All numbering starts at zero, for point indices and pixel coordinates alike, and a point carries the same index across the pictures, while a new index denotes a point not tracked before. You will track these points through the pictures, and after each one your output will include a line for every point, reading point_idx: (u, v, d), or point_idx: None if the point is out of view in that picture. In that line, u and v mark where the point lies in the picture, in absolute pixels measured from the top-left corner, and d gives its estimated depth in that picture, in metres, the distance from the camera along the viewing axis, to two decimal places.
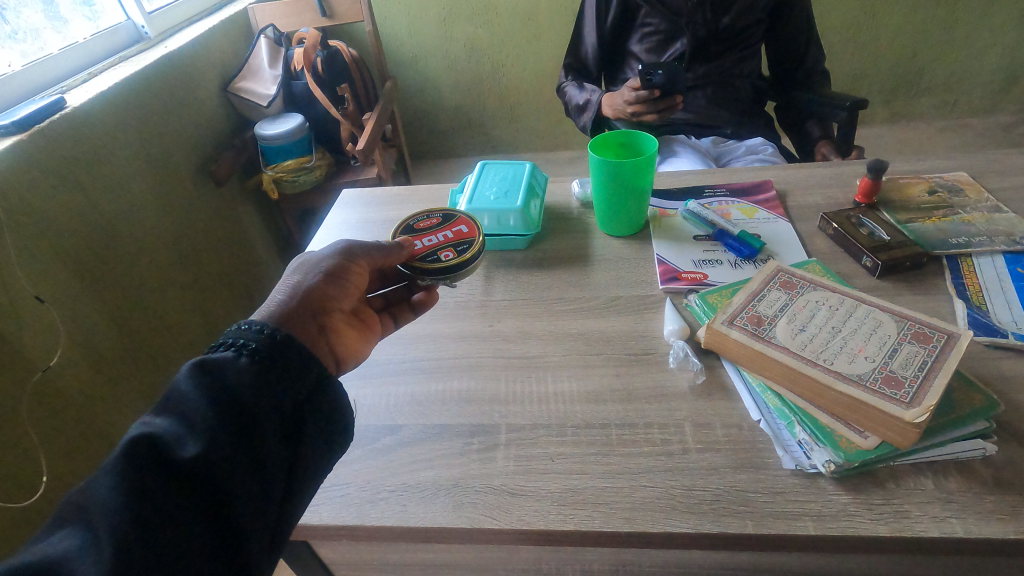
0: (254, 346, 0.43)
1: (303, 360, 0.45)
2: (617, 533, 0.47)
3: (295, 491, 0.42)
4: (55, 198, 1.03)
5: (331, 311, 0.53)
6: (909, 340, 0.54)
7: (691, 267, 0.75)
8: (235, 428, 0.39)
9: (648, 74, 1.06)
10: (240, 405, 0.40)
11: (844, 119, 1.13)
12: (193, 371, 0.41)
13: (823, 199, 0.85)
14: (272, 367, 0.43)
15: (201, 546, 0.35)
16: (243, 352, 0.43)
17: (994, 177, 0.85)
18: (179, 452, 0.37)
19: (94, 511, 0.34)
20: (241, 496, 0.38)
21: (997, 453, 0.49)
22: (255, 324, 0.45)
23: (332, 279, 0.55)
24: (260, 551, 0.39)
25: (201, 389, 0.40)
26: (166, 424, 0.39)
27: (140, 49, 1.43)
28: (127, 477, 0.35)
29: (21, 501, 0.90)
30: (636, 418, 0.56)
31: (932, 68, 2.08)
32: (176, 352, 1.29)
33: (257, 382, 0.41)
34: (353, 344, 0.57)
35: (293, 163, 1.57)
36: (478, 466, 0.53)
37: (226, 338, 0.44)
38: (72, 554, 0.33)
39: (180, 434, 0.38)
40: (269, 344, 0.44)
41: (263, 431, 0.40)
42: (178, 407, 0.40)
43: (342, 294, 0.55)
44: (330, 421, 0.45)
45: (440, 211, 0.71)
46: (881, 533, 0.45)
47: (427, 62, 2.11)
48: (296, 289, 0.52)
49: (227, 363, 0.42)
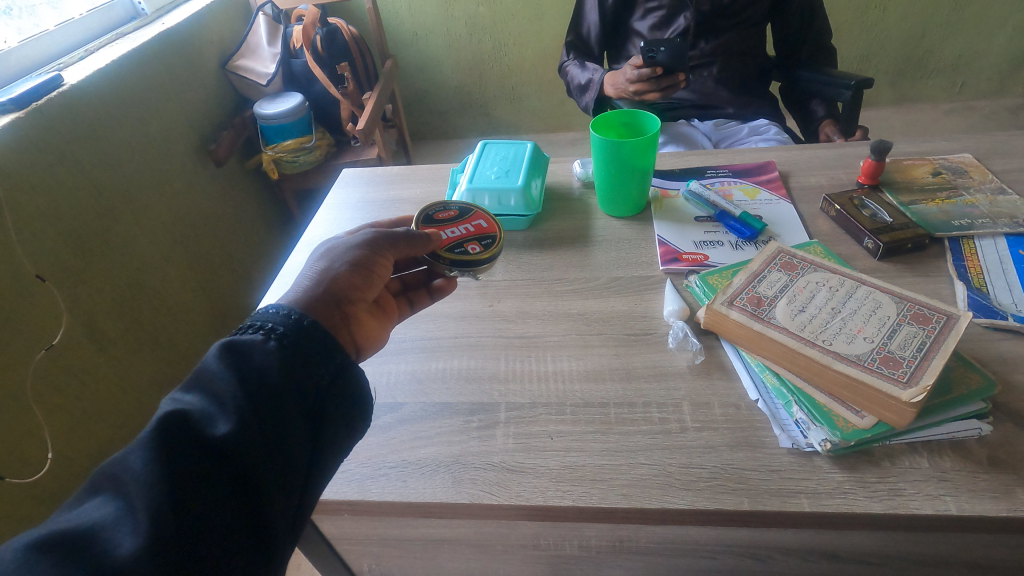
0: (282, 331, 0.43)
1: (326, 351, 0.44)
2: (614, 509, 0.48)
3: (318, 470, 0.42)
4: (55, 177, 1.02)
5: (356, 300, 0.53)
6: (908, 321, 0.54)
7: (692, 248, 0.74)
8: (263, 409, 0.40)
9: (650, 51, 1.04)
10: (269, 387, 0.40)
11: (849, 99, 1.12)
12: (222, 352, 0.42)
13: (826, 181, 0.84)
14: (300, 355, 0.43)
15: (226, 518, 0.36)
16: (272, 336, 0.43)
17: (1000, 159, 0.85)
18: (212, 430, 0.38)
19: (127, 481, 0.35)
20: (267, 472, 0.38)
21: (993, 432, 0.50)
22: (282, 308, 0.46)
23: (360, 270, 0.54)
24: (283, 528, 0.39)
25: (232, 370, 0.41)
26: (198, 401, 0.39)
27: (137, 25, 1.41)
28: (159, 449, 0.36)
29: (28, 476, 0.91)
30: (635, 397, 0.56)
31: (940, 49, 2.04)
32: (178, 331, 1.29)
33: (286, 370, 0.41)
34: (371, 331, 0.57)
35: (293, 142, 1.57)
36: (478, 443, 0.54)
37: (253, 321, 0.45)
38: (109, 522, 0.33)
39: (210, 412, 0.39)
40: (298, 329, 0.44)
41: (289, 412, 0.40)
42: (210, 385, 0.40)
43: (365, 284, 0.54)
44: (351, 405, 0.45)
45: (457, 203, 0.69)
46: (875, 510, 0.45)
47: (428, 40, 2.08)
48: (323, 276, 0.52)
49: (255, 347, 0.42)
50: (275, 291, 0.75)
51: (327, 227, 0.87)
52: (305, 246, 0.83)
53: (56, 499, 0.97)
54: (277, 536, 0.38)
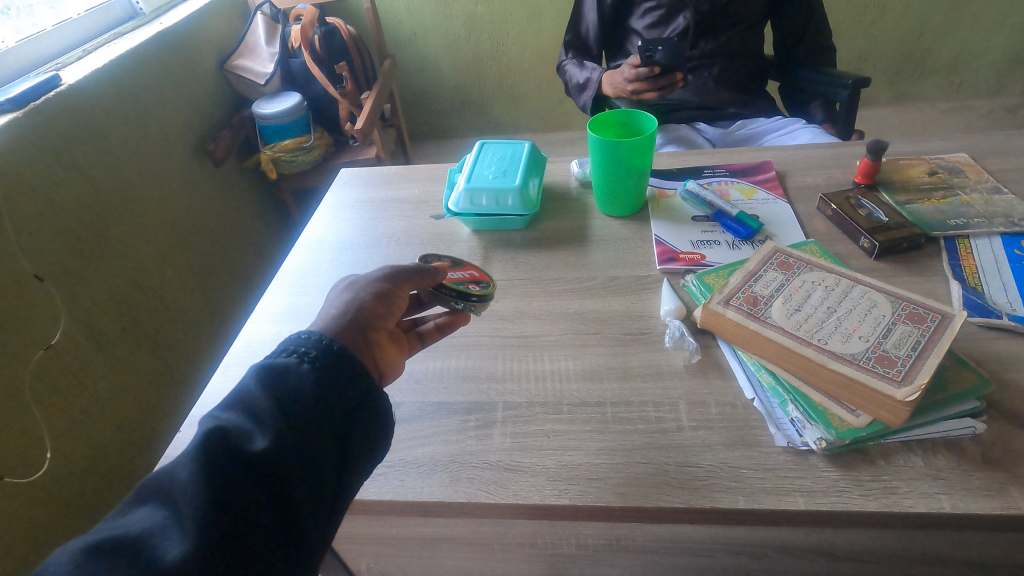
0: (316, 354, 0.44)
1: (356, 370, 0.45)
2: (610, 508, 0.48)
3: (348, 490, 0.42)
4: (53, 177, 1.02)
5: (376, 327, 0.50)
6: (903, 320, 0.55)
7: (689, 248, 0.75)
8: (299, 427, 0.40)
9: (648, 50, 1.04)
10: (305, 405, 0.41)
11: (846, 99, 1.13)
12: (259, 372, 0.42)
13: (823, 180, 0.84)
14: (334, 375, 0.43)
15: (268, 531, 0.36)
16: (306, 359, 0.43)
17: (996, 158, 0.85)
18: (252, 443, 0.38)
19: (173, 492, 0.35)
20: (303, 489, 0.38)
21: (987, 431, 0.50)
22: (313, 334, 0.46)
23: (382, 299, 0.52)
24: (313, 547, 0.38)
25: (270, 390, 0.41)
26: (237, 417, 0.40)
27: (135, 25, 1.41)
28: (205, 460, 0.36)
29: (27, 475, 0.92)
30: (632, 396, 0.57)
31: (939, 48, 2.05)
32: (177, 331, 1.30)
33: (320, 389, 0.42)
34: (387, 365, 0.52)
35: (292, 142, 1.57)
36: (475, 442, 0.54)
37: (285, 345, 0.45)
38: (156, 530, 0.34)
39: (248, 428, 0.39)
40: (335, 355, 0.44)
41: (323, 431, 0.41)
42: (248, 402, 0.41)
43: (385, 313, 0.52)
44: (378, 427, 0.45)
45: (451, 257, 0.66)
46: (869, 509, 0.46)
47: (426, 39, 2.08)
48: (348, 304, 0.50)
49: (291, 368, 0.43)
50: (273, 291, 0.75)
51: (326, 226, 0.88)
52: (303, 246, 0.83)
53: (57, 499, 0.97)
54: (312, 552, 0.38)
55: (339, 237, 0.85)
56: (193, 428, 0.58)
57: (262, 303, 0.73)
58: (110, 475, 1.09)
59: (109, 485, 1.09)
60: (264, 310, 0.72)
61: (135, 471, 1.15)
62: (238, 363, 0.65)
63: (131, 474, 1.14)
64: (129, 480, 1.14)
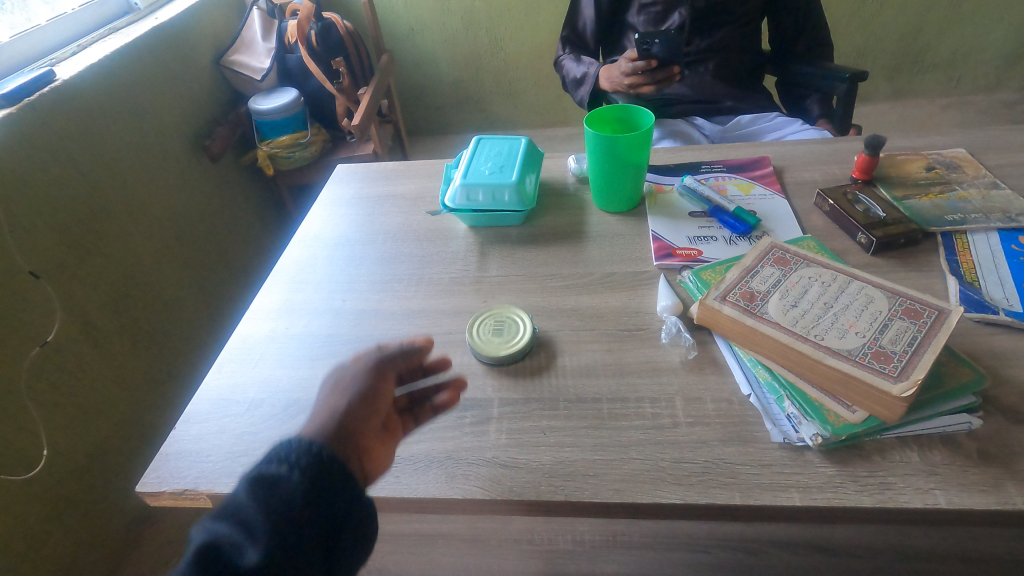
0: (307, 462, 0.40)
1: (345, 484, 0.41)
2: (606, 504, 0.48)
3: None
4: (48, 173, 1.02)
5: (363, 433, 0.45)
6: (900, 316, 0.55)
7: (686, 244, 0.74)
8: (288, 547, 0.37)
9: (645, 44, 1.03)
10: (293, 522, 0.38)
11: (844, 93, 1.13)
12: (248, 481, 0.39)
13: (820, 175, 0.84)
14: (325, 488, 0.40)
15: None
16: (296, 468, 0.40)
17: (993, 153, 0.85)
18: (236, 564, 0.36)
19: None
20: None
21: (983, 426, 0.50)
22: (300, 439, 0.42)
23: (365, 399, 0.47)
24: None
25: (258, 501, 0.38)
26: (224, 529, 0.38)
27: (130, 20, 1.40)
28: None
29: (21, 473, 0.92)
30: (628, 392, 0.57)
31: (937, 43, 2.04)
32: (174, 328, 1.29)
33: (309, 499, 0.39)
34: (377, 467, 0.47)
35: (289, 138, 1.56)
36: (470, 439, 0.54)
37: (274, 449, 0.41)
38: None
39: (235, 544, 0.37)
40: (322, 475, 0.40)
41: (310, 549, 0.38)
42: (236, 512, 0.38)
43: (369, 415, 0.47)
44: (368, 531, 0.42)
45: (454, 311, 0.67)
46: (865, 504, 0.46)
47: (424, 35, 2.07)
48: (328, 409, 0.45)
49: (280, 477, 0.39)
50: (269, 288, 0.75)
51: (321, 223, 0.87)
52: (299, 242, 0.83)
53: (53, 497, 0.98)
54: None
55: (335, 233, 0.84)
56: (188, 426, 0.58)
57: (257, 300, 0.73)
58: (108, 473, 1.09)
59: (106, 482, 1.09)
60: (259, 307, 0.72)
61: (131, 468, 1.15)
62: (233, 360, 0.65)
63: (128, 470, 1.14)
64: (126, 477, 1.14)
